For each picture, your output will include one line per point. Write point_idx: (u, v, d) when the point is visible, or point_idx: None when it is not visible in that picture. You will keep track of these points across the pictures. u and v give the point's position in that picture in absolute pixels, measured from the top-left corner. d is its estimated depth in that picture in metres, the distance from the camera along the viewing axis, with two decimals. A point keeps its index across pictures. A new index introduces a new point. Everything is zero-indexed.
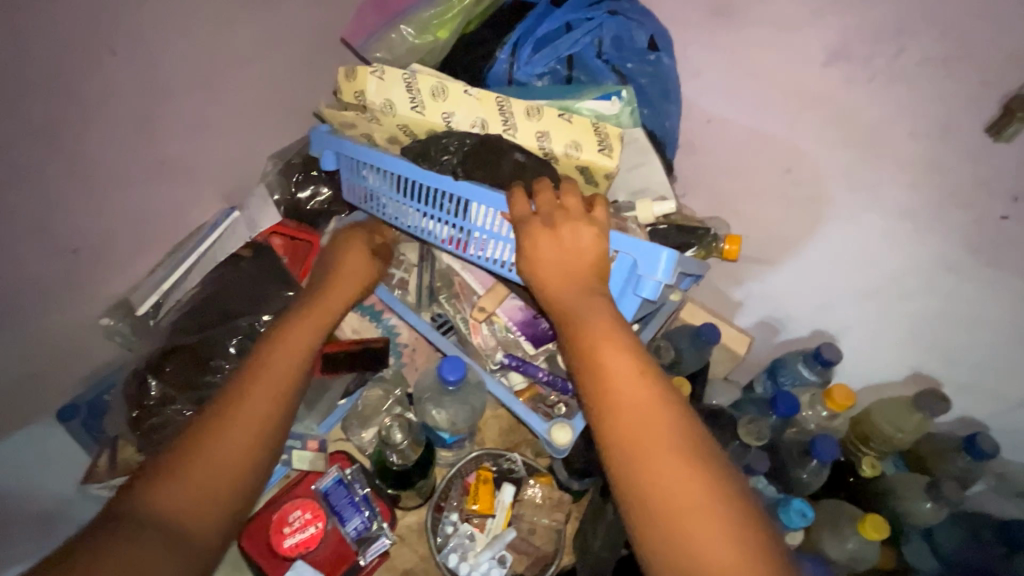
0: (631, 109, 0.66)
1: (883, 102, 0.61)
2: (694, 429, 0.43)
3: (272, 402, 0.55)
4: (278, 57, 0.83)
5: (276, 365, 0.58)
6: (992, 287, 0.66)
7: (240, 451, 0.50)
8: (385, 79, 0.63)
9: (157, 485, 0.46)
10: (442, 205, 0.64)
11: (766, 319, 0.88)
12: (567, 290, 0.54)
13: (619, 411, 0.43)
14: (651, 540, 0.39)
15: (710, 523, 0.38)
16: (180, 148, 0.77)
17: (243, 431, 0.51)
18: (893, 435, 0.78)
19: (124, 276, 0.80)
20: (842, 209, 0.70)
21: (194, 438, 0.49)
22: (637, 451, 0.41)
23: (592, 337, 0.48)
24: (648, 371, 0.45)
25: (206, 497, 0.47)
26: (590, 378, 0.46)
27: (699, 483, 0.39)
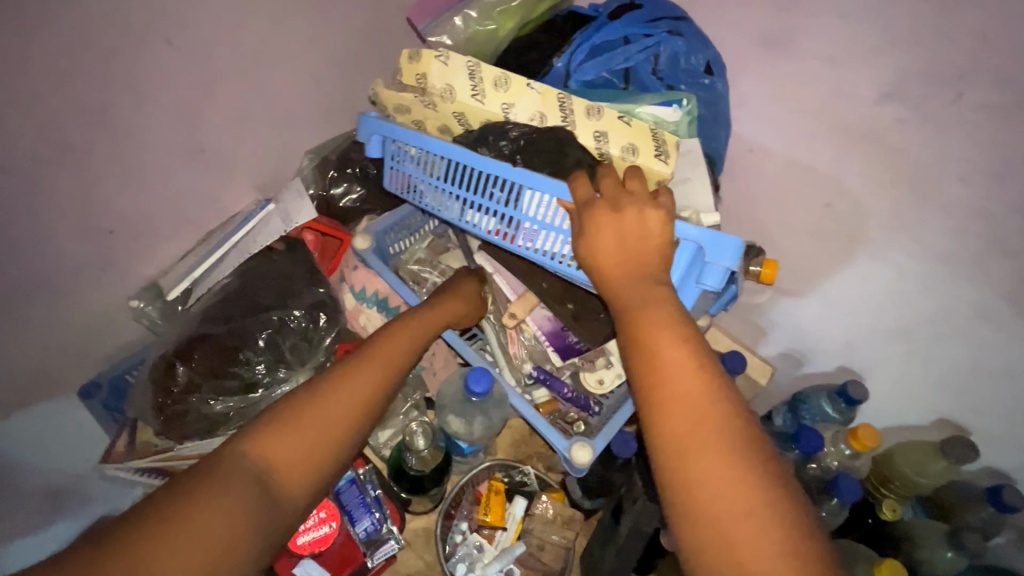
0: (690, 120, 0.66)
1: (931, 147, 0.62)
2: (752, 432, 0.41)
3: (376, 381, 0.54)
4: (326, 56, 0.84)
5: (389, 350, 0.58)
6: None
7: (343, 419, 0.49)
8: (448, 65, 0.62)
9: (265, 432, 0.45)
10: (494, 194, 0.63)
11: (788, 351, 0.87)
12: (626, 275, 0.52)
13: (673, 406, 0.42)
14: (698, 540, 0.38)
15: (758, 527, 0.36)
16: (223, 138, 0.77)
17: (351, 397, 0.51)
18: (914, 479, 0.77)
19: (156, 261, 0.80)
20: (882, 249, 0.70)
21: (309, 391, 0.49)
22: (687, 447, 0.40)
23: (650, 325, 0.47)
24: (707, 367, 0.43)
25: (303, 459, 0.46)
26: (643, 369, 0.45)
27: (750, 484, 0.38)
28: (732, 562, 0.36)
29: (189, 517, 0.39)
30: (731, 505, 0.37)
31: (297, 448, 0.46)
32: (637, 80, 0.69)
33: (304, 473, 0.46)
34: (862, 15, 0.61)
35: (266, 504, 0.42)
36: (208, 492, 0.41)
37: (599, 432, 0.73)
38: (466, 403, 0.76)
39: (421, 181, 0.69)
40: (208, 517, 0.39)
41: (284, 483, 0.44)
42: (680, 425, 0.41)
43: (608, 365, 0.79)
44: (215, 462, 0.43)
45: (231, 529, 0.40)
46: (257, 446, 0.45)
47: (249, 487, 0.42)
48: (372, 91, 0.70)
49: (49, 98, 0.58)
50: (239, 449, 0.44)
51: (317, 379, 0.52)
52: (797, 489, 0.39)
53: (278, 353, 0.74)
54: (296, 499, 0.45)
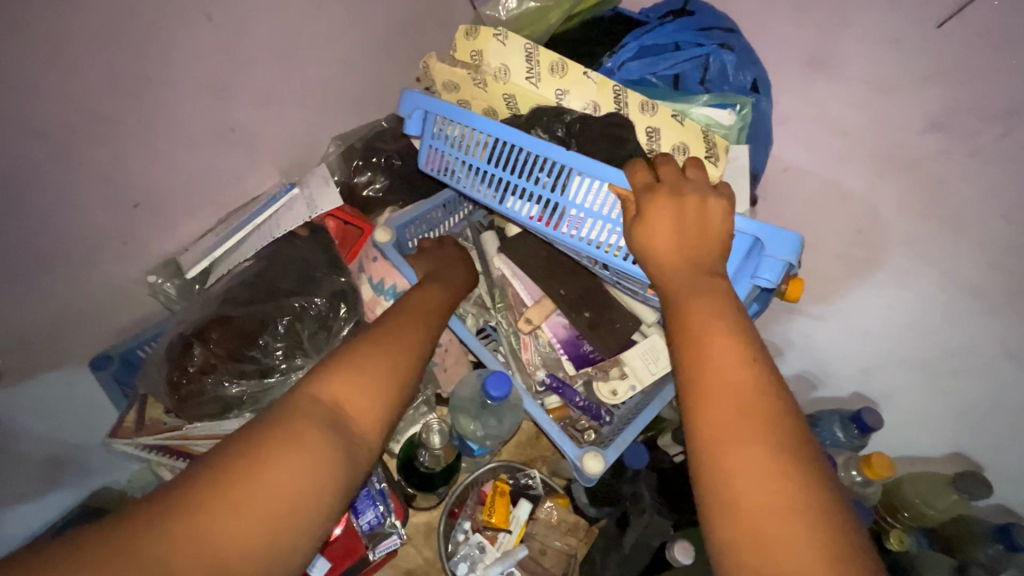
0: (743, 126, 0.66)
1: (975, 181, 0.62)
2: (798, 430, 0.41)
3: (416, 340, 0.56)
4: (363, 44, 0.83)
5: (418, 317, 0.61)
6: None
7: (396, 368, 0.51)
8: (506, 45, 0.62)
9: (322, 383, 0.46)
10: (540, 178, 0.64)
11: (803, 373, 0.85)
12: (680, 265, 0.52)
13: (720, 396, 0.43)
14: (733, 531, 0.38)
15: (795, 526, 0.36)
16: (255, 118, 0.77)
17: (392, 354, 0.52)
18: (924, 510, 0.75)
19: (176, 237, 0.79)
20: (911, 279, 0.69)
21: (353, 350, 0.50)
22: (729, 439, 0.41)
23: (703, 317, 0.47)
24: (758, 361, 0.44)
25: (370, 402, 0.47)
26: (693, 359, 0.45)
27: (790, 484, 0.38)
28: (762, 557, 0.36)
29: (271, 457, 0.39)
30: (770, 500, 0.38)
31: (360, 398, 0.46)
32: (684, 87, 0.68)
33: (374, 416, 0.47)
34: (911, 46, 0.61)
35: (345, 441, 0.43)
36: (291, 432, 0.41)
37: (610, 443, 0.72)
38: (483, 406, 0.75)
39: (461, 162, 0.69)
40: (293, 454, 0.40)
41: (359, 425, 0.45)
42: (724, 417, 0.42)
43: (623, 376, 0.77)
44: (290, 406, 0.43)
45: (317, 467, 0.40)
46: (326, 389, 0.45)
47: (326, 425, 0.43)
48: (421, 65, 0.70)
49: (88, 67, 0.57)
50: (311, 392, 0.45)
51: (354, 341, 0.52)
52: (839, 491, 0.40)
53: (297, 340, 0.73)
54: (370, 444, 0.46)
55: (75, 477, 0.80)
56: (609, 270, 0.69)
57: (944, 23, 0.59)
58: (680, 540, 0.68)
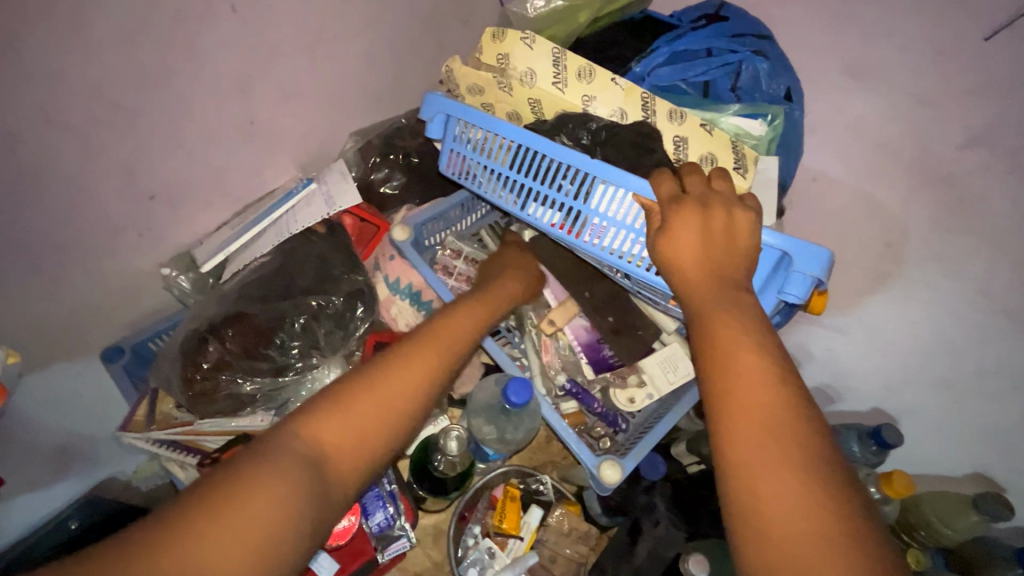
0: (773, 138, 0.65)
1: (1014, 200, 0.63)
2: (833, 454, 0.40)
3: (426, 372, 0.52)
4: (387, 41, 0.82)
5: (439, 344, 0.56)
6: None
7: (392, 406, 0.48)
8: (533, 48, 0.61)
9: (320, 416, 0.45)
10: (563, 186, 0.62)
11: (822, 386, 0.83)
12: (705, 281, 0.51)
13: (748, 419, 0.41)
14: (761, 559, 0.37)
15: (831, 553, 0.35)
16: (275, 112, 0.76)
17: (407, 380, 0.50)
18: (942, 530, 0.73)
19: (191, 231, 0.78)
20: (941, 294, 0.69)
21: (369, 375, 0.49)
22: (760, 463, 0.39)
23: (730, 334, 0.46)
24: (788, 381, 0.43)
25: (355, 440, 0.45)
26: (720, 378, 0.44)
27: (826, 508, 0.37)
28: None
29: (248, 490, 0.38)
30: (807, 528, 0.36)
31: (351, 430, 0.45)
32: (714, 93, 0.67)
33: (354, 456, 0.45)
34: (966, 56, 0.62)
35: (317, 484, 0.41)
36: (262, 470, 0.40)
37: (628, 452, 0.70)
38: (500, 411, 0.74)
39: (482, 167, 0.67)
40: (262, 493, 0.38)
41: (336, 471, 0.43)
42: (755, 439, 0.40)
43: (640, 385, 0.76)
44: (274, 441, 0.42)
45: (287, 512, 0.38)
46: (307, 428, 0.44)
47: (302, 468, 0.41)
48: (444, 69, 0.68)
49: (112, 57, 0.56)
50: (292, 430, 0.43)
51: (371, 363, 0.51)
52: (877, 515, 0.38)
53: (313, 339, 0.73)
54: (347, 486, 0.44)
55: (84, 468, 0.80)
56: (631, 280, 0.68)
57: (993, 36, 0.61)
58: (694, 554, 0.67)
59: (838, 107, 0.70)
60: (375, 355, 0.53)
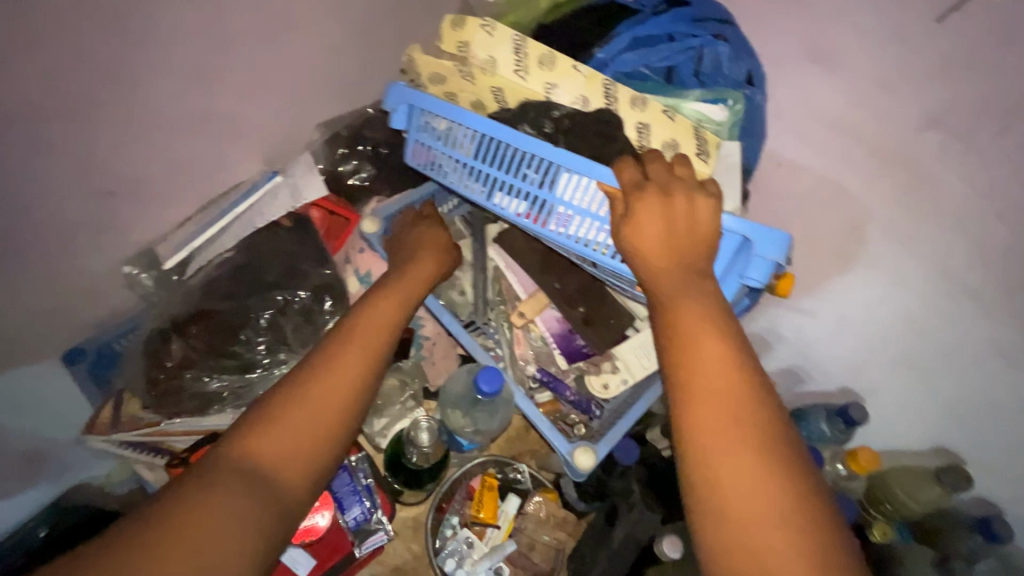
0: (735, 122, 0.64)
1: (969, 179, 0.64)
2: (786, 430, 0.41)
3: (355, 369, 0.51)
4: (350, 29, 0.80)
5: (369, 338, 0.55)
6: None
7: (324, 411, 0.48)
8: (493, 35, 0.61)
9: (252, 431, 0.45)
10: (528, 175, 0.62)
11: (791, 367, 0.84)
12: (669, 267, 0.51)
13: (707, 403, 0.42)
14: (720, 538, 0.37)
15: (781, 532, 0.36)
16: (237, 106, 0.74)
17: (331, 381, 0.49)
18: (907, 503, 0.76)
19: (153, 226, 0.76)
20: (903, 273, 0.70)
21: (297, 382, 0.49)
22: (711, 451, 0.40)
23: (689, 319, 0.46)
24: (746, 362, 0.43)
25: (293, 449, 0.45)
26: (678, 363, 0.44)
27: (775, 488, 0.38)
28: (757, 562, 0.36)
29: (193, 507, 0.39)
30: (763, 508, 0.37)
31: (286, 440, 0.45)
32: (677, 79, 0.66)
33: (296, 462, 0.45)
34: (922, 38, 0.63)
35: (264, 494, 0.42)
36: (206, 491, 0.40)
37: (602, 436, 0.71)
38: (474, 403, 0.74)
39: (446, 157, 0.67)
40: (206, 513, 0.39)
41: (281, 480, 0.44)
42: (707, 425, 0.41)
43: (615, 371, 0.75)
44: (218, 458, 0.43)
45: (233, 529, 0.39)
46: (243, 444, 0.44)
47: (244, 484, 0.42)
48: (405, 59, 0.67)
49: (60, 51, 0.54)
50: (229, 448, 0.44)
51: (300, 369, 0.50)
52: (825, 487, 0.39)
53: (281, 335, 0.72)
54: (296, 492, 0.45)
55: (53, 473, 0.77)
56: (599, 268, 0.68)
57: (945, 18, 0.62)
58: (668, 535, 0.68)
59: (802, 91, 0.71)
60: (301, 360, 0.52)
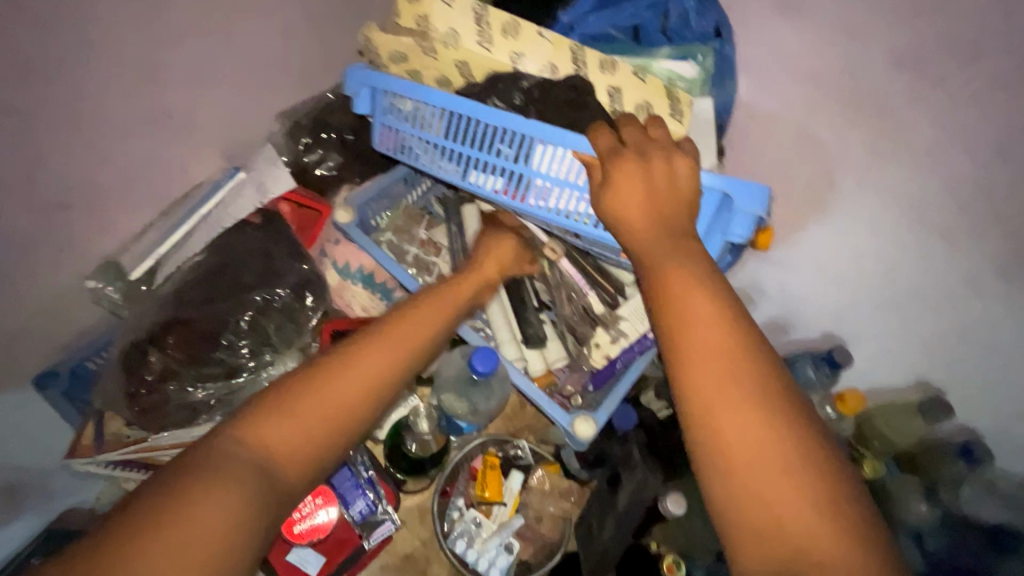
0: (704, 81, 0.63)
1: (936, 117, 0.65)
2: (787, 384, 0.40)
3: (390, 365, 0.49)
4: (300, 9, 0.76)
5: (406, 335, 0.52)
6: (1014, 308, 0.68)
7: (345, 404, 0.45)
8: (452, 6, 0.59)
9: (265, 419, 0.43)
10: (502, 150, 0.60)
11: (777, 319, 0.86)
12: (653, 234, 0.50)
13: (707, 363, 0.41)
14: (727, 497, 0.38)
15: (786, 488, 0.36)
16: (188, 101, 0.69)
17: (357, 375, 0.46)
18: (893, 438, 0.80)
19: (114, 236, 0.72)
20: (880, 216, 0.71)
21: (321, 371, 0.46)
22: (717, 414, 0.39)
23: (679, 284, 0.46)
24: (739, 321, 0.43)
25: (307, 441, 0.43)
26: (670, 324, 0.44)
27: (780, 442, 0.37)
28: (770, 516, 0.36)
29: (199, 495, 0.37)
30: (771, 463, 0.37)
31: (298, 430, 0.43)
32: (645, 38, 0.66)
33: (306, 455, 0.43)
34: None
35: (269, 486, 0.40)
36: (209, 478, 0.38)
37: (600, 404, 0.73)
38: (468, 383, 0.73)
39: (415, 140, 0.65)
40: (212, 499, 0.37)
41: (285, 470, 0.42)
42: (708, 385, 0.40)
43: (613, 337, 0.77)
44: (220, 443, 0.41)
45: (240, 517, 0.37)
46: (253, 430, 0.42)
47: (252, 474, 0.40)
48: (360, 39, 0.64)
49: None
50: (237, 435, 0.41)
51: (326, 357, 0.48)
52: (826, 434, 0.39)
53: (264, 336, 0.70)
54: (302, 482, 0.43)
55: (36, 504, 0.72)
56: (581, 239, 0.67)
57: None
58: (672, 493, 0.70)
59: (767, 43, 0.71)
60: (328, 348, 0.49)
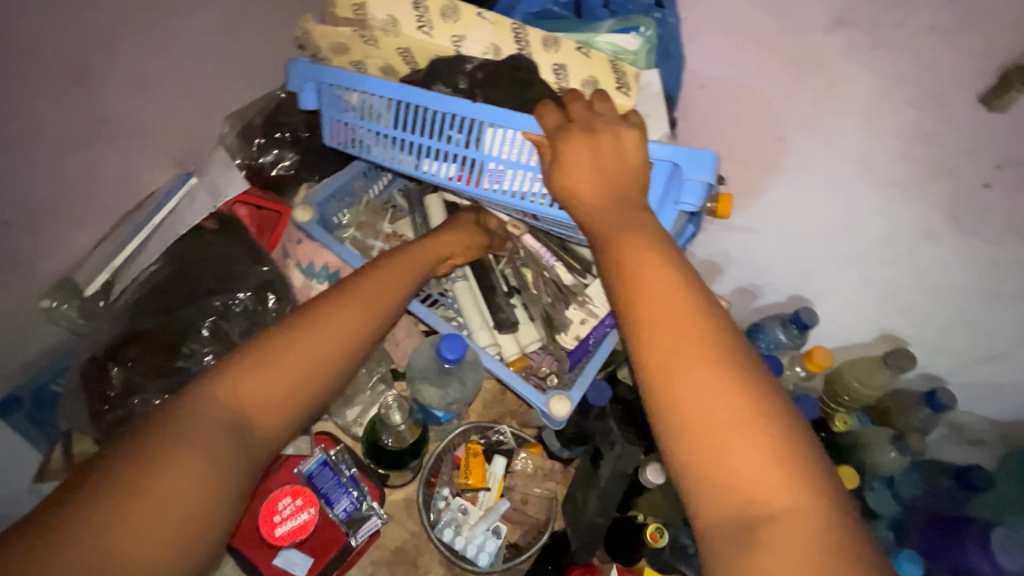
0: (650, 49, 0.61)
1: (881, 72, 0.65)
2: (738, 343, 0.41)
3: (354, 327, 0.52)
4: (235, 5, 0.73)
5: (369, 299, 0.56)
6: (968, 256, 0.70)
7: (314, 364, 0.48)
8: None
9: (239, 375, 0.45)
10: (452, 136, 0.60)
11: (745, 285, 0.88)
12: (605, 207, 0.51)
13: (660, 327, 0.42)
14: (686, 455, 0.38)
15: (747, 438, 0.37)
16: (126, 108, 0.67)
17: (327, 334, 0.50)
18: (862, 390, 0.82)
19: (65, 253, 0.69)
20: (834, 174, 0.72)
21: (292, 330, 0.49)
22: (671, 371, 0.40)
23: (633, 251, 0.46)
24: (691, 285, 0.44)
25: (278, 397, 0.45)
26: (624, 282, 0.45)
27: (738, 398, 0.38)
28: (725, 469, 0.37)
29: (176, 451, 0.39)
30: (729, 416, 0.37)
31: (271, 386, 0.45)
32: (587, 12, 0.65)
33: (279, 410, 0.46)
34: None
35: (244, 441, 0.43)
36: (187, 438, 0.40)
37: (573, 383, 0.73)
38: (440, 372, 0.74)
39: (365, 132, 0.64)
40: (178, 471, 0.39)
41: (261, 425, 0.45)
42: (665, 343, 0.41)
43: (580, 316, 0.77)
44: (194, 399, 0.43)
45: (215, 475, 0.40)
46: (230, 386, 0.44)
47: (228, 429, 0.42)
48: (299, 33, 0.63)
49: None
50: (217, 388, 0.44)
51: (296, 317, 0.50)
52: (780, 392, 0.39)
53: (228, 341, 0.69)
54: (275, 436, 0.46)
55: None
56: (541, 220, 0.67)
57: None
58: (650, 463, 0.72)
59: (714, 9, 0.70)
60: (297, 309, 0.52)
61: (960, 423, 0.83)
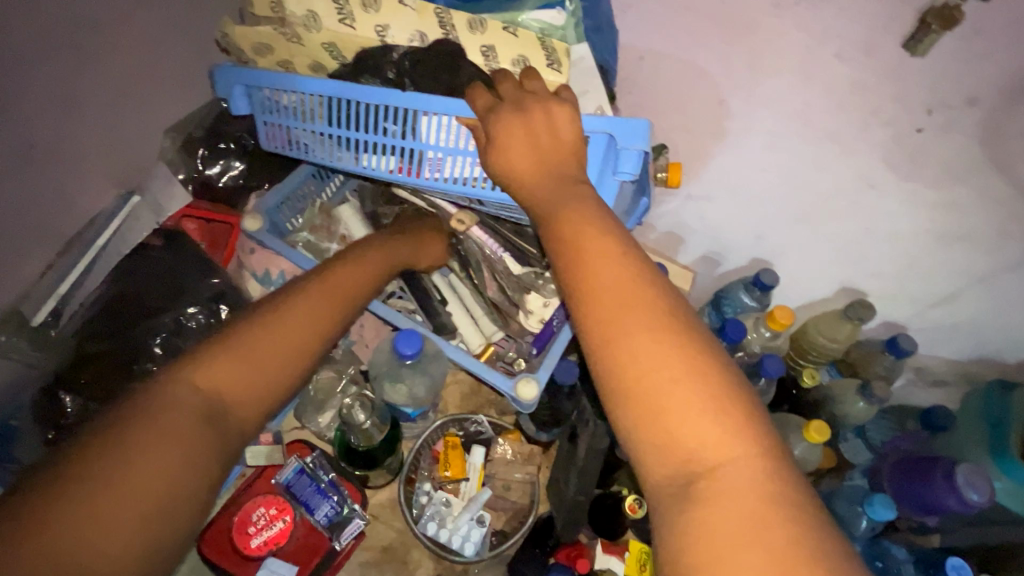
0: (577, 22, 0.61)
1: (810, 27, 0.64)
2: (675, 298, 0.42)
3: (318, 322, 0.53)
4: (157, 14, 0.70)
5: (333, 296, 0.56)
6: (912, 202, 0.71)
7: (280, 360, 0.48)
8: None
9: (204, 370, 0.44)
10: (388, 128, 0.59)
11: (708, 253, 0.89)
12: (544, 181, 0.51)
13: (604, 284, 0.42)
14: (632, 410, 0.38)
15: (691, 384, 0.37)
16: (56, 129, 0.63)
17: (292, 330, 0.50)
18: (827, 345, 0.83)
19: (9, 286, 0.66)
20: (780, 133, 0.72)
21: (255, 327, 0.49)
22: (614, 325, 0.40)
23: (575, 216, 0.47)
24: (630, 245, 0.44)
25: (242, 391, 0.45)
26: (569, 243, 0.45)
27: (678, 347, 0.38)
28: (666, 416, 0.37)
29: (143, 442, 0.38)
30: (670, 365, 0.38)
31: (237, 379, 0.45)
32: None
33: (243, 403, 0.45)
34: None
35: (214, 431, 0.42)
36: (153, 428, 0.40)
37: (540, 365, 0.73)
38: (400, 365, 0.74)
39: (300, 132, 0.63)
40: (146, 459, 0.38)
41: (229, 417, 0.44)
42: (610, 299, 0.41)
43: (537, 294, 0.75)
44: (158, 395, 0.42)
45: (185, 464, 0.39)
46: (196, 380, 0.44)
47: (195, 420, 0.42)
48: (220, 36, 0.62)
49: None
50: (182, 380, 0.43)
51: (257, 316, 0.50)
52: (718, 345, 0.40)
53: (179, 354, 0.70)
54: (243, 430, 0.45)
55: None
56: (488, 205, 0.66)
57: None
58: None
59: None
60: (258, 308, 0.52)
61: (924, 366, 0.86)
